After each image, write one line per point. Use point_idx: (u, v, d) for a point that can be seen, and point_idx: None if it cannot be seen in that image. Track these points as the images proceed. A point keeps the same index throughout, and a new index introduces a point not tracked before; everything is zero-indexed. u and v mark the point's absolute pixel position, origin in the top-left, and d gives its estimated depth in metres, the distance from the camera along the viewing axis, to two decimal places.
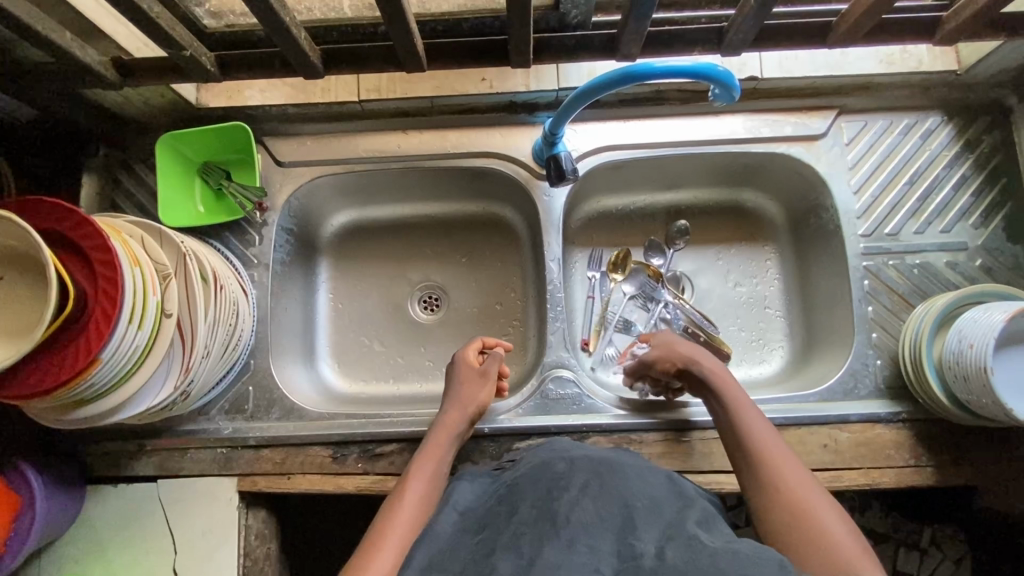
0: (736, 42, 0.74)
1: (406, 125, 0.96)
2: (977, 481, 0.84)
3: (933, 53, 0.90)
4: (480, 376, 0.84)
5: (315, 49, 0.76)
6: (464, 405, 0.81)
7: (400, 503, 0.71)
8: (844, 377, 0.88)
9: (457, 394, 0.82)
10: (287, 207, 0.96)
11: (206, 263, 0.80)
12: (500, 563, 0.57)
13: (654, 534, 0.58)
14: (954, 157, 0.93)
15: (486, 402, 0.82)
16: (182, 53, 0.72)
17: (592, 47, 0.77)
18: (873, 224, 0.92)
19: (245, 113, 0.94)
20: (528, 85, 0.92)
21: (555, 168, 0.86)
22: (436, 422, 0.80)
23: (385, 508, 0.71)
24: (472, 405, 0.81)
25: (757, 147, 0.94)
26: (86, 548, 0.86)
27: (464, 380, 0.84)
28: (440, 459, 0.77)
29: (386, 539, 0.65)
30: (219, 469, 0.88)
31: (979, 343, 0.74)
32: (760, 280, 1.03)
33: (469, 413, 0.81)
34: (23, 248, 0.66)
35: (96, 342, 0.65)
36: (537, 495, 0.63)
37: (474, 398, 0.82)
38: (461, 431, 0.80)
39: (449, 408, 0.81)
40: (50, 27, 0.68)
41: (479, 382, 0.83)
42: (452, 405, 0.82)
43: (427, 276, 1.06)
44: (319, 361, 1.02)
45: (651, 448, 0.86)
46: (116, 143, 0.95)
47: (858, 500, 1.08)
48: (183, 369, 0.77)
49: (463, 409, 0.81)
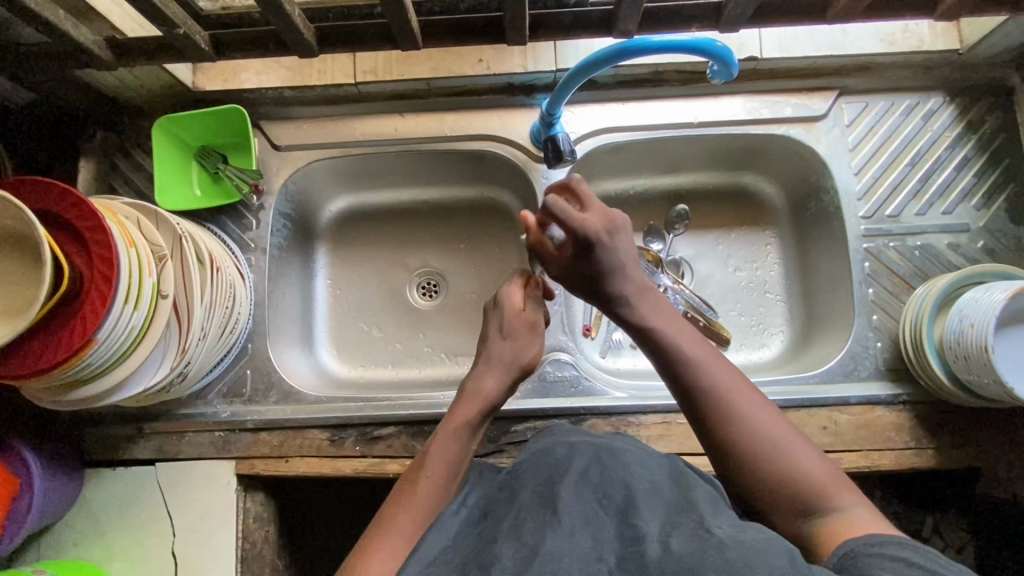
0: (734, 17, 0.72)
1: (403, 108, 0.96)
2: (978, 463, 0.83)
3: (936, 31, 0.88)
4: (527, 330, 0.73)
5: (309, 27, 0.75)
6: (506, 366, 0.71)
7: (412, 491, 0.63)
8: (844, 359, 0.88)
9: (499, 349, 0.72)
10: (283, 191, 0.96)
11: (203, 246, 0.80)
12: (507, 548, 0.52)
13: (657, 515, 0.55)
14: (955, 138, 0.92)
15: (535, 360, 0.73)
16: (176, 31, 0.71)
17: (589, 24, 0.76)
18: (874, 206, 0.91)
19: (241, 96, 0.93)
20: (526, 66, 0.91)
21: (552, 149, 0.86)
22: (472, 388, 0.70)
23: (388, 502, 0.63)
24: (515, 365, 0.71)
25: (756, 129, 0.93)
26: (86, 530, 0.86)
27: (510, 333, 0.72)
28: (462, 444, 0.67)
29: (388, 536, 0.60)
30: (217, 452, 0.88)
31: (980, 322, 0.73)
32: (761, 264, 1.02)
33: (509, 375, 0.71)
34: (17, 229, 0.66)
35: (92, 323, 0.65)
36: (540, 483, 0.60)
37: (516, 356, 0.72)
38: (498, 398, 0.70)
39: (489, 371, 0.70)
40: (43, 5, 0.68)
41: (527, 336, 0.73)
42: (489, 364, 0.71)
43: (426, 262, 1.05)
44: (317, 346, 1.01)
45: (650, 431, 0.86)
46: (113, 128, 0.95)
47: (861, 488, 1.07)
48: (179, 351, 0.76)
49: (503, 372, 0.71)
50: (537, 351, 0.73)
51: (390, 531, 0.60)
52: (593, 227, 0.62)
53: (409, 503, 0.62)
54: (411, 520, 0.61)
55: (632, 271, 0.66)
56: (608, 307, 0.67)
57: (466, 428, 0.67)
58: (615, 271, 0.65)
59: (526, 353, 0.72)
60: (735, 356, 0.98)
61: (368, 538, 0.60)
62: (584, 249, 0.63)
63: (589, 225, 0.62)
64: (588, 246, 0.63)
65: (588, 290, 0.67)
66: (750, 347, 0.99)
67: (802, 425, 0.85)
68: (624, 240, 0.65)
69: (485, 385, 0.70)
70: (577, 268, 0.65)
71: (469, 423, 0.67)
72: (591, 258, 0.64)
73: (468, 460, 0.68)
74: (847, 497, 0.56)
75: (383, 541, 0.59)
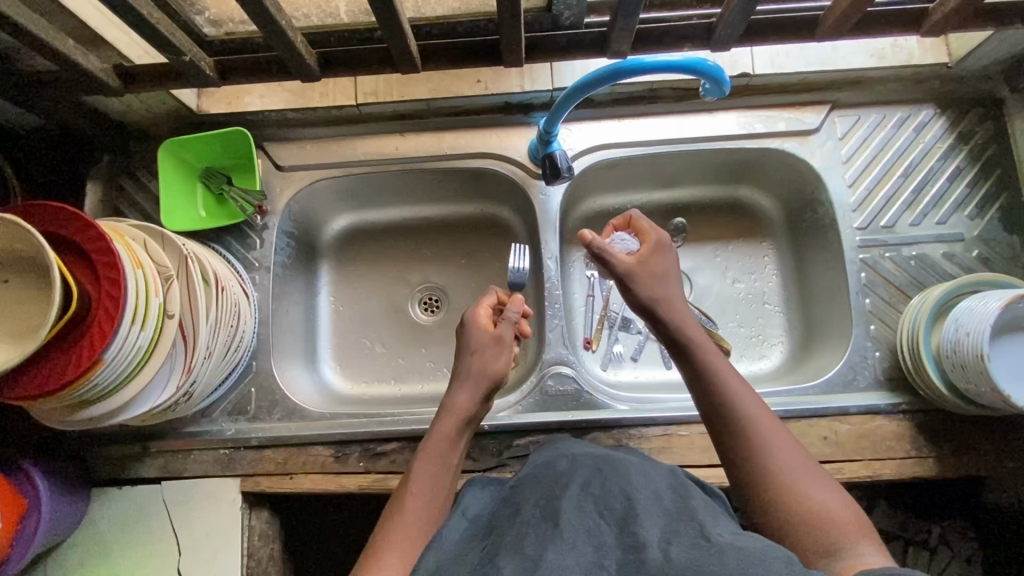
0: (725, 37, 0.74)
1: (404, 128, 0.98)
2: (979, 472, 0.84)
3: (925, 45, 0.90)
4: (495, 344, 0.77)
5: (311, 51, 0.77)
6: (477, 380, 0.74)
7: (405, 501, 0.66)
8: (843, 369, 0.88)
9: (469, 365, 0.75)
10: (287, 210, 0.97)
11: (208, 265, 0.81)
12: (506, 561, 0.53)
13: (657, 524, 0.55)
14: (948, 149, 0.93)
15: (503, 372, 0.76)
16: (182, 58, 0.73)
17: (583, 45, 0.78)
18: (869, 217, 0.93)
19: (245, 118, 0.95)
20: (523, 86, 0.93)
21: (550, 166, 0.87)
22: (446, 403, 0.74)
23: (382, 521, 0.65)
24: (487, 377, 0.75)
25: (751, 143, 0.95)
26: (93, 550, 0.87)
27: (479, 350, 0.76)
28: (443, 457, 0.70)
29: (383, 551, 0.61)
30: (222, 469, 0.89)
31: (975, 331, 0.74)
32: (758, 275, 1.03)
33: (482, 388, 0.74)
34: (27, 252, 0.67)
35: (100, 343, 0.66)
36: (540, 496, 0.61)
37: (486, 369, 0.75)
38: (473, 410, 0.74)
39: (462, 387, 0.74)
40: (54, 35, 0.70)
41: (493, 350, 0.77)
42: (462, 382, 0.75)
43: (427, 278, 1.07)
44: (320, 363, 1.02)
45: (651, 443, 0.86)
46: (119, 152, 0.97)
47: (865, 499, 1.07)
48: (185, 369, 0.78)
49: (476, 386, 0.74)
50: (506, 363, 0.77)
51: (387, 549, 0.61)
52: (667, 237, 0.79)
53: (402, 518, 0.64)
54: (407, 529, 0.63)
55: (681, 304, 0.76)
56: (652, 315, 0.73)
57: (445, 440, 0.71)
58: (651, 279, 0.75)
59: (493, 365, 0.75)
60: (735, 367, 0.99)
61: (368, 551, 0.62)
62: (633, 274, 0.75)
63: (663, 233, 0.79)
64: (664, 242, 0.78)
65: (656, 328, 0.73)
66: (750, 358, 0.99)
67: (803, 435, 0.85)
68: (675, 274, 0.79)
69: (460, 400, 0.73)
70: (650, 263, 0.76)
71: (448, 436, 0.71)
72: (665, 253, 0.78)
73: (453, 474, 0.70)
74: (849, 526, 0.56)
75: (383, 557, 0.60)
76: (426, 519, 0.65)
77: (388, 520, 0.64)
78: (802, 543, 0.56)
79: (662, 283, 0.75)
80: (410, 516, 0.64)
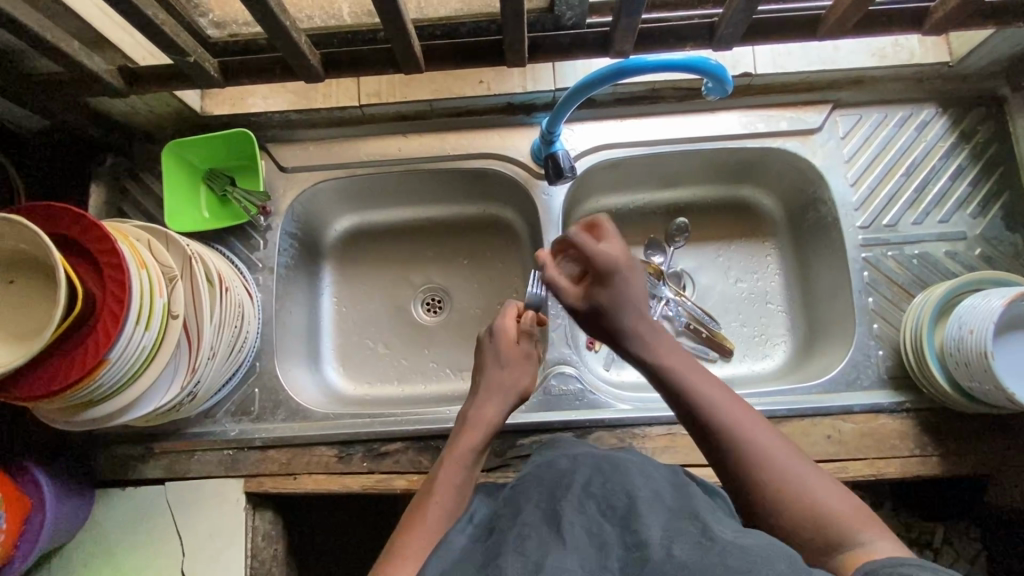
0: (727, 37, 0.74)
1: (407, 129, 0.98)
2: (984, 470, 0.84)
3: (926, 45, 0.90)
4: (523, 360, 0.80)
5: (315, 52, 0.77)
6: (505, 394, 0.77)
7: (428, 507, 0.66)
8: (846, 368, 0.88)
9: (497, 378, 0.78)
10: (291, 211, 0.98)
11: (212, 266, 0.81)
12: (508, 561, 0.53)
13: (659, 520, 0.55)
14: (949, 148, 0.93)
15: (529, 389, 0.79)
16: (186, 59, 0.73)
17: (586, 45, 0.78)
18: (871, 216, 0.93)
19: (248, 119, 0.95)
20: (525, 87, 0.93)
21: (552, 167, 0.88)
22: (474, 413, 0.76)
23: (398, 527, 0.65)
24: (514, 392, 0.78)
25: (753, 143, 0.95)
26: (97, 551, 0.87)
27: (508, 364, 0.79)
28: (468, 464, 0.71)
29: (403, 552, 0.61)
30: (226, 470, 0.89)
31: (978, 328, 0.74)
32: (761, 275, 1.03)
33: (507, 402, 0.77)
34: (33, 252, 0.68)
35: (105, 343, 0.66)
36: (543, 496, 0.61)
37: (514, 385, 0.78)
38: (499, 421, 0.76)
39: (489, 399, 0.76)
40: (59, 37, 0.70)
41: (521, 365, 0.80)
42: (487, 393, 0.77)
43: (429, 279, 1.07)
44: (323, 364, 1.02)
45: (655, 442, 0.86)
46: (123, 153, 0.97)
47: (869, 499, 1.07)
48: (189, 370, 0.78)
49: (503, 399, 0.77)
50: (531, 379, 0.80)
51: (404, 550, 0.61)
52: (615, 260, 0.72)
53: (423, 522, 0.64)
54: (429, 533, 0.63)
55: (644, 310, 0.74)
56: (614, 337, 0.74)
57: (471, 449, 0.72)
58: (608, 309, 0.73)
59: (521, 381, 0.78)
60: (738, 367, 0.99)
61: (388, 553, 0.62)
62: (601, 278, 0.73)
63: (611, 257, 0.72)
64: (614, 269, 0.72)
65: (597, 323, 0.75)
66: (753, 358, 0.99)
67: (807, 434, 0.85)
68: (637, 279, 0.74)
69: (488, 411, 0.75)
70: (594, 298, 0.73)
71: (475, 446, 0.72)
72: (619, 279, 0.73)
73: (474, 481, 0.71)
74: (857, 526, 0.55)
75: (400, 558, 0.60)
76: (446, 524, 0.65)
77: (409, 523, 0.65)
78: (808, 543, 0.56)
79: (624, 309, 0.73)
80: (433, 521, 0.65)
